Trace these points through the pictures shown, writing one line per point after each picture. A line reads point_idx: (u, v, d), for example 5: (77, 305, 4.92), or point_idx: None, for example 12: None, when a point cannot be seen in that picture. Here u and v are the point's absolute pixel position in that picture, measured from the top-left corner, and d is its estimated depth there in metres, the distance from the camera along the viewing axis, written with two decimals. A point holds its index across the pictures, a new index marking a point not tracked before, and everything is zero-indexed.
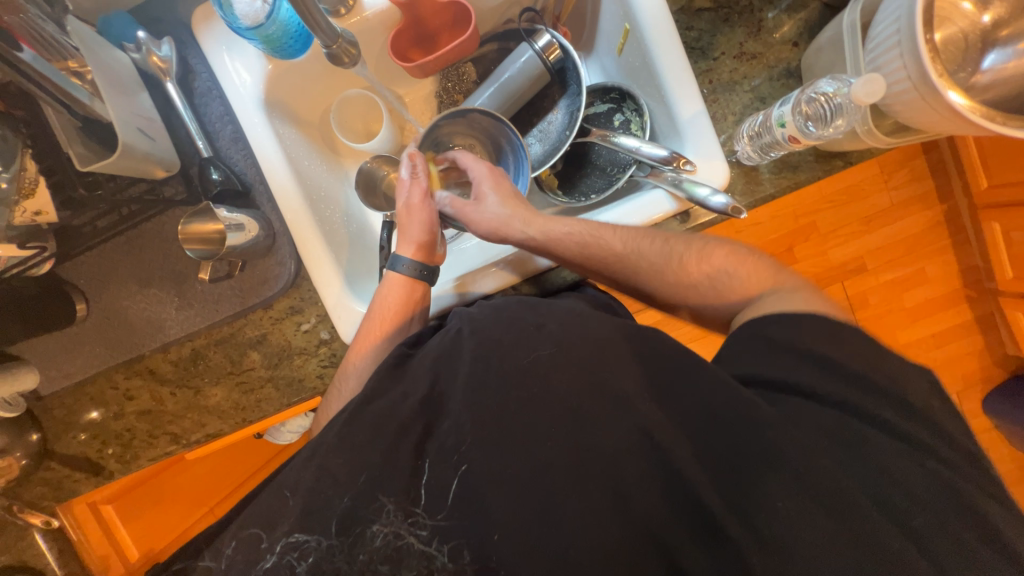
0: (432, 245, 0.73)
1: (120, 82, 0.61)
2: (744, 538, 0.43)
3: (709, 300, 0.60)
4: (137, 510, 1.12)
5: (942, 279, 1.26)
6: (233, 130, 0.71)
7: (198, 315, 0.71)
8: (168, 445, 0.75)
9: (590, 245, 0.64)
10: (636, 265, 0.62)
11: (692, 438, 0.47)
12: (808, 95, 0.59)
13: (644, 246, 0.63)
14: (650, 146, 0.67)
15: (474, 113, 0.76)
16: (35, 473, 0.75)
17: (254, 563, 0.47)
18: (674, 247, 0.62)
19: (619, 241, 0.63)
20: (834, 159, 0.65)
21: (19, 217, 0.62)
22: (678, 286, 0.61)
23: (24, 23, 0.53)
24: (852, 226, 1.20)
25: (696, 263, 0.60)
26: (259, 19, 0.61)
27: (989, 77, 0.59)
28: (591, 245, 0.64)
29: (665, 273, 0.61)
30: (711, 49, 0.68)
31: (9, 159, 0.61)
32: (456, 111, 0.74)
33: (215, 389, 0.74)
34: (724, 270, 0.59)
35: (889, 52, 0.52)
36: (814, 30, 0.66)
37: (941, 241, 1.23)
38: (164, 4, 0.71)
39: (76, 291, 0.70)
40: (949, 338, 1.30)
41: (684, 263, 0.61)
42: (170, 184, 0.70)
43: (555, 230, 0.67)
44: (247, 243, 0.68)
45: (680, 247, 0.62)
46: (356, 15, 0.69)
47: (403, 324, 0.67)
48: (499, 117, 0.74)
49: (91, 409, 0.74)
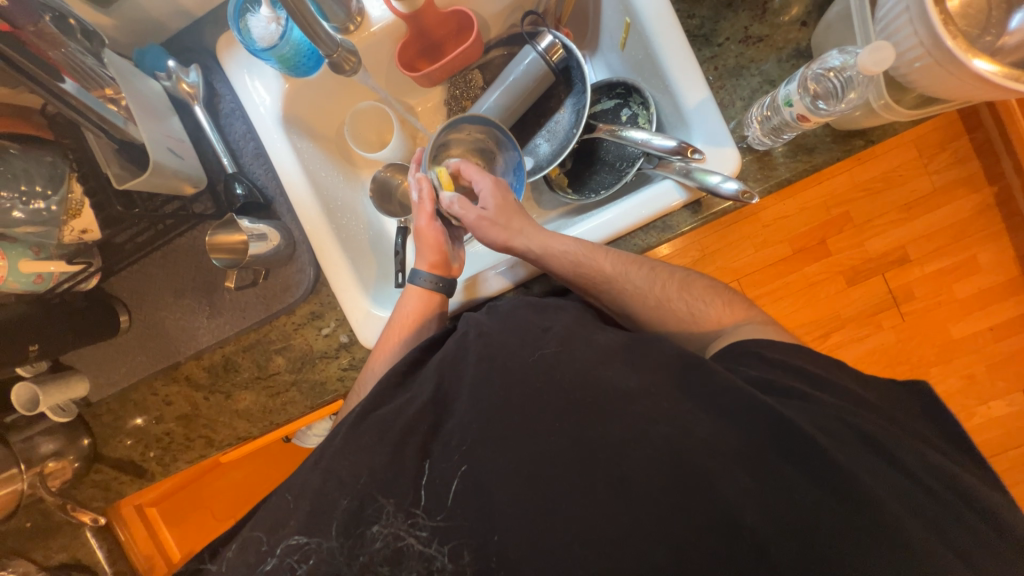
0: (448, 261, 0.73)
1: (152, 107, 0.66)
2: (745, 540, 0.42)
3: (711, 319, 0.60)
4: (179, 515, 1.19)
5: (997, 267, 1.17)
6: (254, 147, 0.76)
7: (228, 323, 0.75)
8: (204, 449, 0.79)
9: (582, 264, 0.64)
10: (624, 287, 0.63)
11: (704, 432, 0.45)
12: (815, 72, 0.58)
13: (633, 270, 0.64)
14: (660, 137, 0.66)
15: (466, 124, 0.77)
16: (87, 475, 0.81)
17: (255, 565, 0.48)
18: (659, 274, 0.65)
19: (610, 262, 0.64)
20: (852, 139, 0.63)
21: (68, 235, 0.67)
22: (656, 309, 0.63)
23: (66, 58, 0.58)
24: (889, 213, 1.14)
25: (675, 290, 0.63)
26: (274, 41, 0.66)
27: (1018, 38, 0.55)
28: (594, 262, 0.64)
29: (649, 297, 0.63)
30: (714, 35, 0.67)
31: (57, 184, 0.66)
32: (450, 124, 0.75)
33: (245, 393, 0.78)
34: (701, 300, 0.63)
35: (898, 19, 0.50)
36: (824, 8, 0.64)
37: (992, 226, 1.14)
38: (193, 36, 0.77)
39: (120, 303, 0.76)
40: (1007, 331, 1.20)
41: (664, 288, 0.64)
42: (200, 202, 0.75)
43: (555, 247, 0.66)
44: (270, 252, 0.72)
45: (662, 274, 0.65)
46: (364, 31, 0.73)
47: (413, 332, 0.68)
48: (496, 125, 0.77)
49: (135, 416, 0.79)
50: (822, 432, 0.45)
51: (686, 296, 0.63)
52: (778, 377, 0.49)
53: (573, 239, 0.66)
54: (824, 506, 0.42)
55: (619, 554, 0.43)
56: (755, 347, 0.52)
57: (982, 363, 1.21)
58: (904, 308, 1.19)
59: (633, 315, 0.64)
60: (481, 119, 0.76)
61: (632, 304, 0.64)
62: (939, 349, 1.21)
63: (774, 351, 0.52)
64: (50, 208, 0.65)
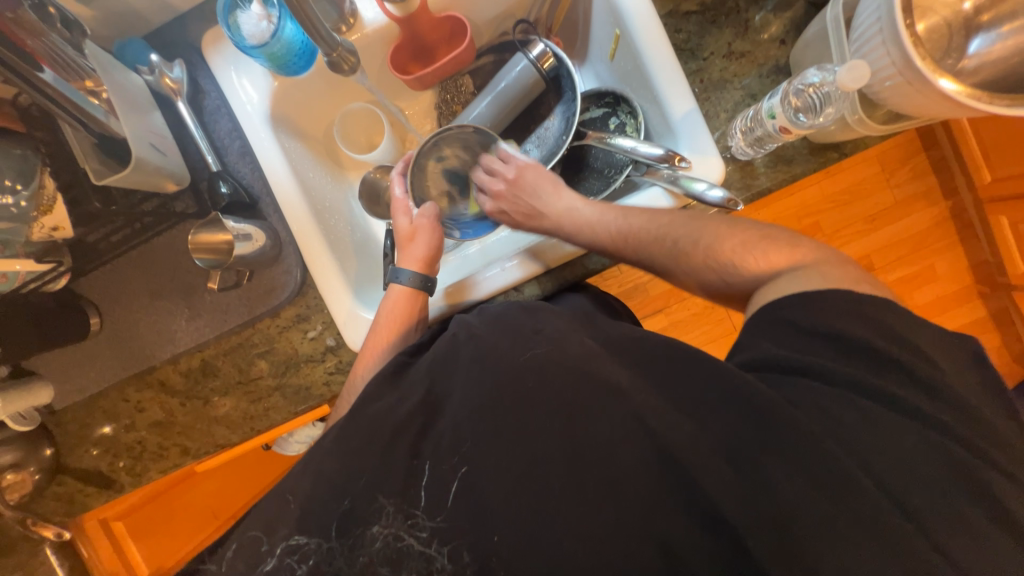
0: (436, 261, 0.73)
1: (133, 101, 0.64)
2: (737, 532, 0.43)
3: None
4: (148, 528, 1.14)
5: (953, 275, 1.24)
6: (241, 145, 0.74)
7: (207, 326, 0.73)
8: (178, 457, 0.76)
9: (626, 237, 0.65)
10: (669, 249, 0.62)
11: (700, 431, 0.46)
12: (796, 87, 0.61)
13: (677, 232, 0.62)
14: (646, 145, 0.68)
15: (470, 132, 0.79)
16: (48, 489, 0.76)
17: (254, 566, 0.46)
18: (712, 228, 0.60)
19: (653, 227, 0.64)
20: (828, 151, 0.66)
21: (37, 233, 0.64)
22: (710, 264, 0.59)
23: (47, 49, 0.55)
24: (857, 223, 1.20)
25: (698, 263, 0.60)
26: (264, 38, 0.65)
27: (976, 62, 0.60)
28: (633, 234, 0.65)
29: (699, 252, 0.60)
30: (700, 50, 0.70)
31: (28, 178, 0.63)
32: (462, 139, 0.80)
33: (224, 399, 0.75)
34: (745, 266, 0.57)
35: (872, 42, 0.53)
36: (801, 28, 0.68)
37: (948, 237, 1.22)
38: (177, 30, 0.76)
39: (91, 305, 0.72)
40: (963, 336, 1.27)
41: (687, 262, 0.61)
42: (182, 199, 0.72)
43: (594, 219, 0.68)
44: (254, 253, 0.70)
45: (716, 229, 0.60)
46: (357, 32, 0.73)
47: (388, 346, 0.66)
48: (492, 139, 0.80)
49: (103, 424, 0.75)
50: (821, 422, 0.45)
51: (717, 267, 0.59)
52: (775, 356, 0.49)
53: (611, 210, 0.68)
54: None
55: (621, 547, 0.44)
56: (788, 309, 0.50)
57: None
58: None
59: (689, 274, 0.61)
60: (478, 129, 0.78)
61: (682, 261, 0.61)
62: None
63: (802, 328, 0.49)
64: (19, 204, 0.62)
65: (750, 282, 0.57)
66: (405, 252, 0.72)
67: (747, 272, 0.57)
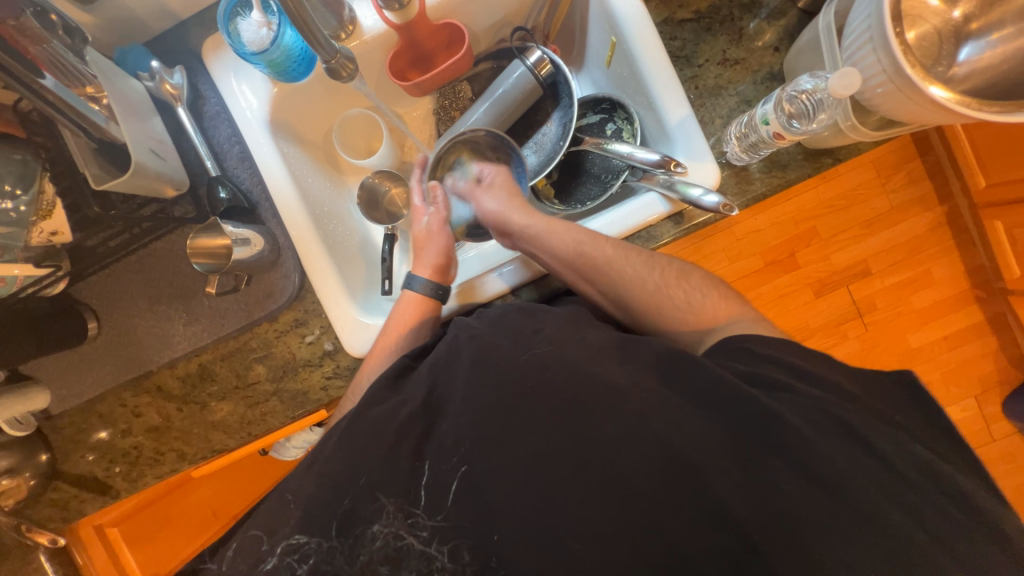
0: (448, 267, 0.74)
1: (134, 108, 0.65)
2: (735, 531, 0.43)
3: (690, 323, 0.61)
4: (143, 534, 1.13)
5: (950, 280, 1.25)
6: (240, 151, 0.75)
7: (205, 330, 0.73)
8: (175, 463, 0.76)
9: (582, 253, 0.66)
10: (622, 273, 0.64)
11: (698, 431, 0.46)
12: (789, 93, 0.62)
13: (632, 257, 0.65)
14: (643, 151, 0.69)
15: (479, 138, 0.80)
16: (44, 494, 0.75)
17: (254, 567, 0.46)
18: (658, 261, 0.65)
19: (610, 248, 0.65)
20: (822, 156, 0.67)
21: (37, 237, 0.64)
22: (655, 296, 0.63)
23: (46, 52, 0.55)
24: (853, 228, 1.20)
25: (675, 278, 0.64)
26: (264, 45, 0.66)
27: (966, 69, 0.61)
28: (589, 252, 0.65)
29: (647, 284, 0.63)
30: (695, 57, 0.71)
31: (28, 184, 0.63)
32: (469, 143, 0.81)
33: (221, 404, 0.75)
34: (700, 298, 0.62)
35: (863, 48, 0.54)
36: (794, 36, 0.69)
37: (945, 241, 1.23)
38: (177, 37, 0.76)
39: (88, 309, 0.73)
40: (961, 340, 1.28)
41: (664, 275, 0.64)
42: (180, 204, 0.73)
43: (556, 235, 0.68)
44: (253, 257, 0.70)
45: (662, 264, 0.65)
46: (355, 39, 0.73)
47: (394, 346, 0.66)
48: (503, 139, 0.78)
49: (99, 429, 0.75)
50: (810, 424, 0.46)
51: (678, 299, 0.62)
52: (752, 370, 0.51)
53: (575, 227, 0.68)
54: (815, 495, 0.43)
55: (620, 546, 0.44)
56: (750, 340, 0.54)
57: (938, 372, 1.29)
58: (868, 318, 1.25)
59: (631, 303, 0.64)
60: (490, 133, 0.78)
61: (631, 287, 0.64)
62: (900, 357, 1.28)
63: (765, 349, 0.53)
64: (18, 209, 0.62)
65: (712, 311, 0.61)
66: (421, 258, 0.74)
67: (707, 308, 0.61)
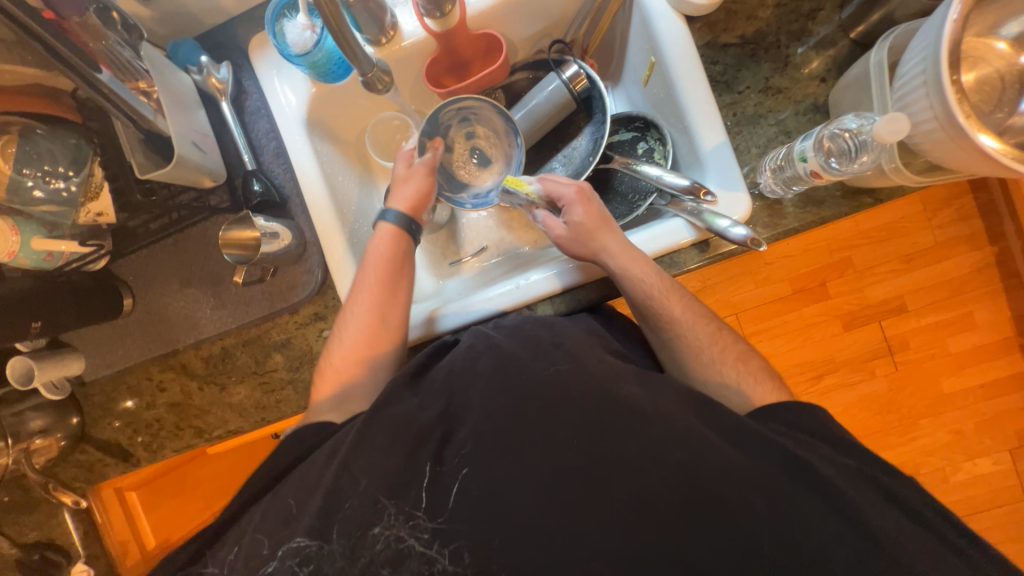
0: (422, 207, 0.74)
1: (180, 101, 0.68)
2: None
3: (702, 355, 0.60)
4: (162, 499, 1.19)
5: (992, 325, 1.18)
6: (276, 146, 0.77)
7: (230, 315, 0.76)
8: (192, 438, 0.79)
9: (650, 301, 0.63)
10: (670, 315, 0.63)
11: (708, 469, 0.45)
12: (831, 130, 0.59)
13: (688, 302, 0.64)
14: (672, 175, 0.66)
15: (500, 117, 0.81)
16: (72, 455, 0.80)
17: (256, 567, 0.48)
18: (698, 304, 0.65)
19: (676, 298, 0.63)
20: (861, 195, 0.64)
21: (84, 217, 0.68)
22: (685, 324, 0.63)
23: (107, 50, 0.59)
24: (890, 263, 1.15)
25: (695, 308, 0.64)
26: (307, 47, 0.68)
27: None
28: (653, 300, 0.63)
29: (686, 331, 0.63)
30: (735, 83, 0.69)
31: (79, 166, 0.67)
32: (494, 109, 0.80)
33: (239, 387, 0.78)
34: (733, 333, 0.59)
35: (915, 91, 0.52)
36: (842, 67, 0.66)
37: (992, 284, 1.16)
38: (227, 32, 0.79)
39: (124, 285, 0.76)
40: (1002, 389, 1.20)
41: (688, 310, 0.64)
42: (217, 193, 0.75)
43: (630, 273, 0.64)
44: (280, 251, 0.72)
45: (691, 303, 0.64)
46: (395, 44, 0.74)
47: (392, 299, 0.68)
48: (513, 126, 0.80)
49: (126, 399, 0.79)
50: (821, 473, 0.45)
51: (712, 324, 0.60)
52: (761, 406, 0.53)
53: (653, 269, 0.64)
54: None
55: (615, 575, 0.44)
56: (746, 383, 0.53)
57: (972, 420, 1.21)
58: (898, 357, 1.20)
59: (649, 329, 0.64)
60: (509, 121, 0.80)
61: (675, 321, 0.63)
62: (930, 401, 1.21)
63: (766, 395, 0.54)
64: (69, 189, 0.66)
65: None
66: (399, 193, 0.73)
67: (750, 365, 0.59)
